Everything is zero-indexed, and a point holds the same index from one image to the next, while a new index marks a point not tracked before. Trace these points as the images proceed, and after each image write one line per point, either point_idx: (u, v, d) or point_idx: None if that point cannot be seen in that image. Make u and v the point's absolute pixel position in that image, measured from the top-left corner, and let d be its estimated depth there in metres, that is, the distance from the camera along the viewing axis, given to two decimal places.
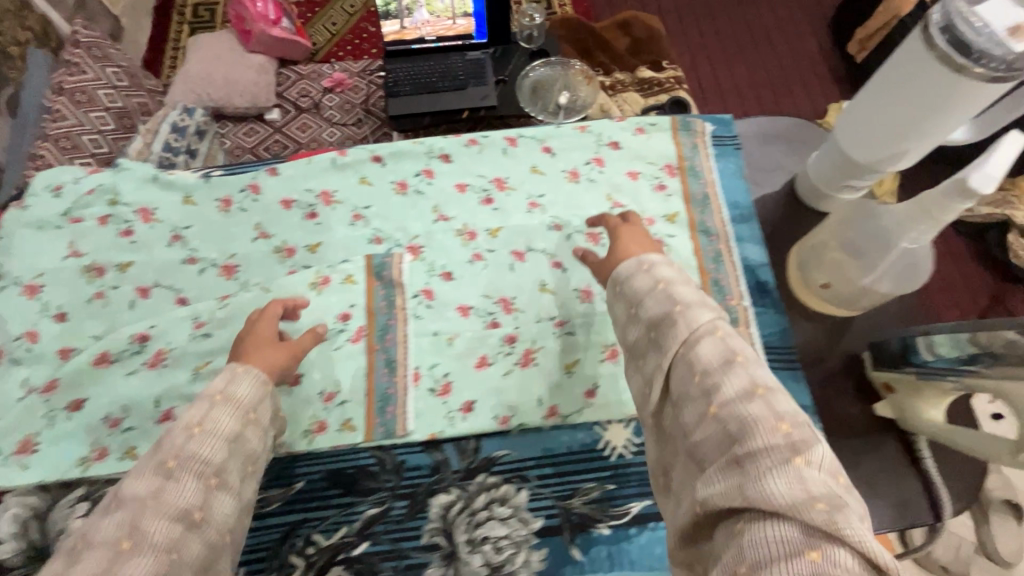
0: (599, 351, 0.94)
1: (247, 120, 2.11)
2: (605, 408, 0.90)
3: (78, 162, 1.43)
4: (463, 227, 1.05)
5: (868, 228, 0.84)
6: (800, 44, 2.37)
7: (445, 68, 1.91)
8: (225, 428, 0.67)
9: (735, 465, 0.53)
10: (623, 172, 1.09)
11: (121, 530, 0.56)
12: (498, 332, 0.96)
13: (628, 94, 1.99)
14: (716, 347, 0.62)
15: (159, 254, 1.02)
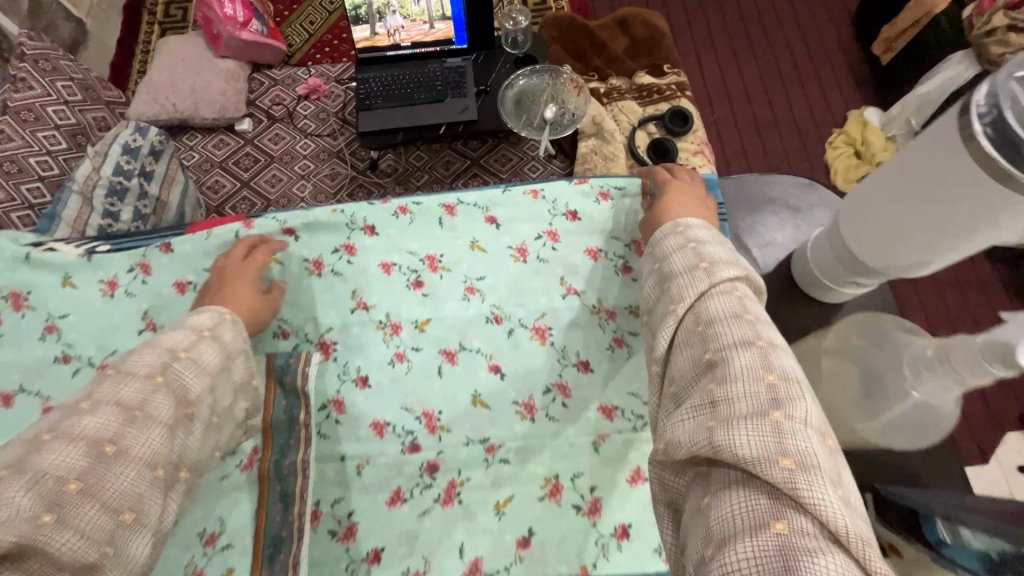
0: (537, 486, 0.77)
1: (217, 131, 1.91)
2: (539, 564, 0.74)
3: (26, 188, 1.21)
4: (386, 318, 0.88)
5: (884, 359, 0.65)
6: (819, 42, 2.11)
7: (421, 78, 1.71)
8: (205, 364, 0.66)
9: (709, 404, 0.47)
10: (581, 250, 0.90)
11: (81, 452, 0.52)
12: (418, 458, 0.80)
13: (625, 102, 1.76)
14: (730, 302, 0.55)
15: (29, 349, 0.87)
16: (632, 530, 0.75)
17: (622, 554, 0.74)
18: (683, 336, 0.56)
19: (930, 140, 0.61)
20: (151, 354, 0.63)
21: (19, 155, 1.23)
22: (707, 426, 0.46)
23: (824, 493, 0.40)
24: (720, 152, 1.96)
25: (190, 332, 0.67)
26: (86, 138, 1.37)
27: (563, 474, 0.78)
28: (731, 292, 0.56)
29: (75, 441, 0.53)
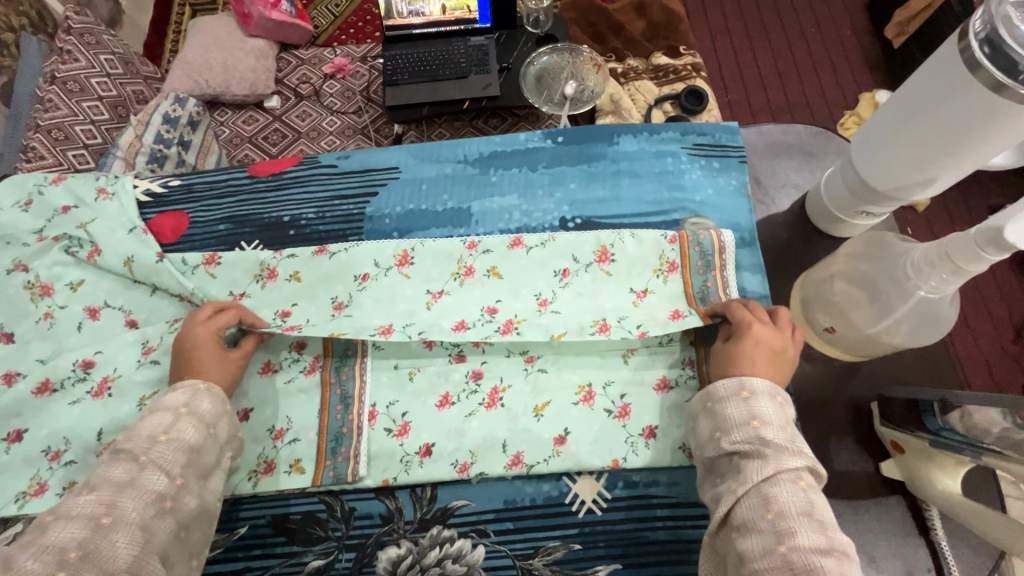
0: (573, 392, 0.85)
1: (247, 108, 2.02)
2: (576, 457, 0.81)
3: (72, 155, 1.36)
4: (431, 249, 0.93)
5: (885, 270, 0.73)
6: (832, 27, 2.17)
7: (446, 55, 1.80)
8: (188, 440, 0.70)
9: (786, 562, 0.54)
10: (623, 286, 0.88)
11: (83, 523, 0.61)
12: (464, 367, 0.88)
13: (642, 81, 1.83)
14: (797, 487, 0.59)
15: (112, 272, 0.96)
16: (658, 430, 0.83)
17: (650, 450, 0.81)
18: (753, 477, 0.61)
19: (937, 59, 0.69)
20: (141, 434, 0.70)
21: (67, 123, 1.37)
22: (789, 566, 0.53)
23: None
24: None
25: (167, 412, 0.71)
26: (125, 109, 1.54)
27: (595, 382, 0.86)
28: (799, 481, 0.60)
29: (76, 522, 0.61)
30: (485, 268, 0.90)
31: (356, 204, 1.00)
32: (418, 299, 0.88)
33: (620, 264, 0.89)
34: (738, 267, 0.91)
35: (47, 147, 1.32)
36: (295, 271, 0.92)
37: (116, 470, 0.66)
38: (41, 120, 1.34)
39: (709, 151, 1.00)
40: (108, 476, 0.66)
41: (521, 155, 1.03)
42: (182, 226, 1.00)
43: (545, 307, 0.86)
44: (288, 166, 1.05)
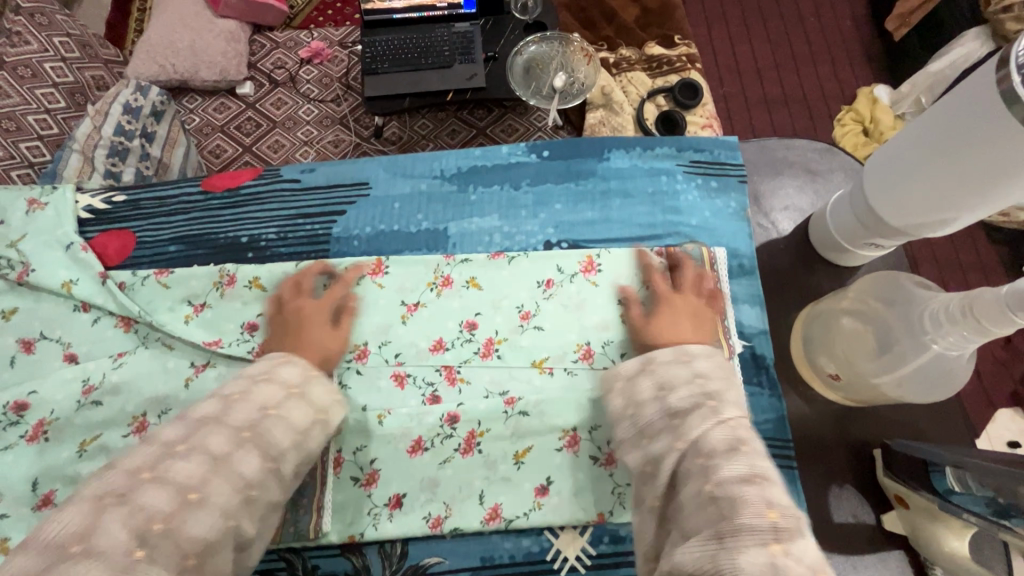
0: (556, 438, 0.79)
1: (217, 94, 1.89)
2: (559, 511, 0.75)
3: (26, 146, 1.22)
4: (405, 279, 0.87)
5: (899, 316, 0.68)
6: (831, 16, 2.09)
7: (429, 43, 1.69)
8: (294, 420, 0.64)
9: (714, 538, 0.46)
10: (607, 293, 0.86)
11: (174, 492, 0.52)
12: (438, 409, 0.81)
13: (634, 73, 1.72)
14: (726, 433, 0.55)
15: (47, 299, 0.86)
16: None
17: None
18: (682, 467, 0.54)
19: (965, 87, 0.62)
20: (247, 407, 0.62)
21: (18, 112, 1.24)
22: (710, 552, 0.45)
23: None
24: (728, 125, 1.94)
25: (278, 388, 0.66)
26: (83, 96, 1.39)
27: (580, 427, 0.79)
28: (726, 423, 0.56)
29: (166, 488, 0.52)
30: (463, 279, 0.87)
31: (321, 224, 0.91)
32: (392, 312, 0.86)
33: (608, 271, 0.87)
34: (734, 299, 0.86)
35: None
36: (257, 277, 0.86)
37: (172, 429, 0.59)
38: None
39: (707, 168, 0.92)
40: (207, 444, 0.57)
41: (502, 171, 0.93)
42: (128, 247, 0.90)
43: (527, 321, 0.84)
44: (245, 180, 0.94)
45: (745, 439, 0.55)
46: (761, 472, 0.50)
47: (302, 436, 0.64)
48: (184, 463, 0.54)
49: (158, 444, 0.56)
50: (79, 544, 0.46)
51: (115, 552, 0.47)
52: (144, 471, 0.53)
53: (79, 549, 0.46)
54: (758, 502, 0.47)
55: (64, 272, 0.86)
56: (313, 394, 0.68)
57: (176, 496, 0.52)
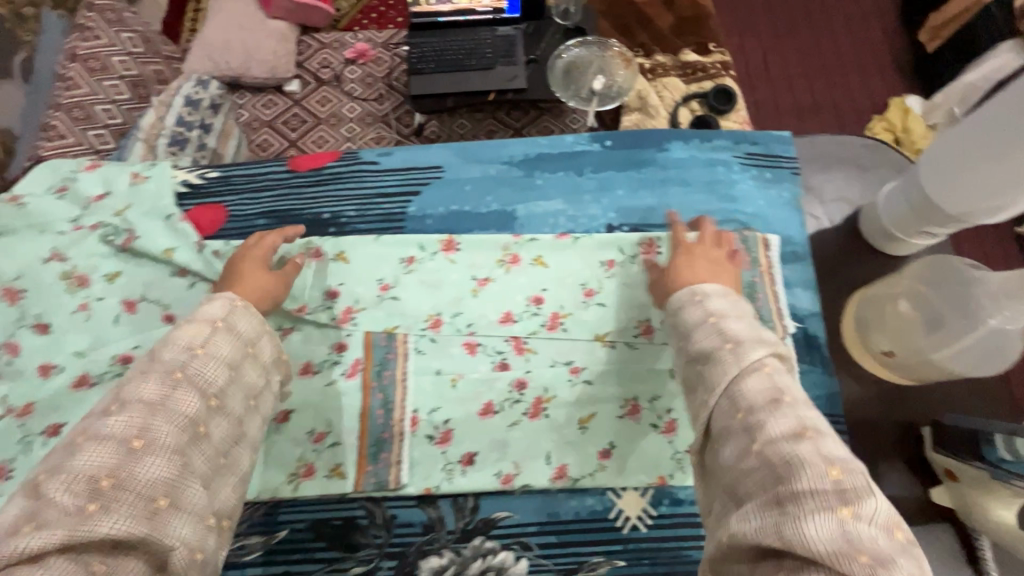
0: (618, 406, 0.84)
1: (267, 91, 2.00)
2: (621, 472, 0.80)
3: (92, 132, 1.33)
4: (476, 256, 0.93)
5: (952, 296, 0.73)
6: (862, 27, 2.13)
7: (472, 45, 1.76)
8: (225, 355, 0.65)
9: (775, 503, 0.45)
10: None
11: (114, 446, 0.52)
12: (508, 376, 0.86)
13: (670, 78, 1.82)
14: (764, 381, 0.54)
15: (147, 264, 0.94)
16: None
17: None
18: (721, 425, 0.55)
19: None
20: (172, 349, 0.62)
21: (87, 102, 1.34)
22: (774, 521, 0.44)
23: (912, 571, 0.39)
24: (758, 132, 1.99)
25: (203, 324, 0.65)
26: (145, 89, 1.49)
27: (641, 397, 0.85)
28: (762, 370, 0.55)
29: (104, 444, 0.52)
30: (531, 257, 0.93)
31: (397, 204, 0.98)
32: (464, 286, 0.92)
33: (667, 254, 0.92)
34: (787, 284, 0.90)
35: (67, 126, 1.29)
36: (342, 250, 0.94)
37: (102, 396, 0.59)
38: (62, 98, 1.32)
39: (761, 160, 0.97)
40: (138, 395, 0.57)
41: (566, 159, 0.99)
42: (220, 220, 0.97)
43: (591, 298, 0.90)
44: (328, 161, 1.01)
45: (782, 386, 0.54)
46: (810, 424, 0.50)
47: (234, 371, 0.65)
48: (116, 420, 0.54)
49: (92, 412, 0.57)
50: (28, 524, 0.47)
51: (65, 514, 0.48)
52: (77, 436, 0.54)
53: (29, 530, 0.46)
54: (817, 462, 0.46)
55: (163, 241, 0.93)
56: (239, 327, 0.68)
57: (120, 448, 0.52)
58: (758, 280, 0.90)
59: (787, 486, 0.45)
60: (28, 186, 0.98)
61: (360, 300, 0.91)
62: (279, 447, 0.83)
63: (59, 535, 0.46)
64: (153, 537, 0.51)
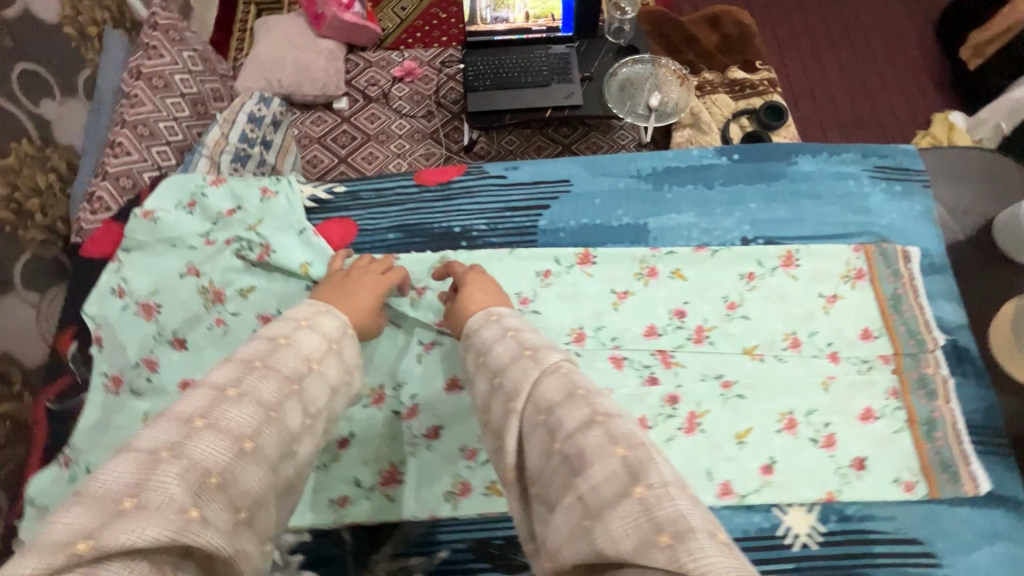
0: (774, 420, 0.83)
1: (316, 109, 1.99)
2: (788, 488, 0.79)
3: (157, 153, 1.23)
4: (614, 269, 0.93)
5: None
6: (901, 48, 2.16)
7: (528, 63, 1.75)
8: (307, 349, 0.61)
9: (577, 498, 0.48)
10: (808, 287, 0.91)
11: (225, 440, 0.48)
12: (658, 390, 0.85)
13: (718, 95, 1.83)
14: (560, 381, 0.57)
15: (280, 279, 0.93)
16: (869, 462, 0.80)
17: (864, 483, 0.79)
18: (526, 426, 0.56)
19: None
20: (293, 355, 0.59)
21: (152, 119, 1.23)
22: (584, 526, 0.46)
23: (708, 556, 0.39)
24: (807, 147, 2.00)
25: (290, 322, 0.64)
26: (203, 107, 1.40)
27: (797, 410, 0.83)
28: (557, 370, 0.58)
29: (220, 433, 0.48)
30: (669, 270, 0.93)
31: (528, 217, 0.98)
32: (604, 299, 0.91)
33: (806, 267, 0.92)
34: (928, 296, 0.91)
35: (133, 146, 1.18)
36: (476, 264, 0.93)
37: (221, 373, 0.53)
38: (127, 115, 1.20)
39: (891, 174, 0.98)
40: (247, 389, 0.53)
41: (694, 172, 1.00)
42: (351, 234, 0.97)
43: (734, 311, 0.90)
44: (454, 175, 1.01)
45: (578, 382, 0.57)
46: (602, 410, 0.52)
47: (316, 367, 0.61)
48: (236, 411, 0.50)
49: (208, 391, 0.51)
50: (132, 500, 0.41)
51: (169, 507, 0.42)
52: (195, 419, 0.48)
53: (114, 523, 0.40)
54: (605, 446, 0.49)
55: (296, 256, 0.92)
56: (324, 327, 0.65)
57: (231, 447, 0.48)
58: (899, 292, 0.90)
59: (584, 476, 0.48)
60: (157, 202, 0.96)
61: None
62: (432, 464, 0.81)
63: (159, 527, 0.40)
64: (237, 555, 0.45)
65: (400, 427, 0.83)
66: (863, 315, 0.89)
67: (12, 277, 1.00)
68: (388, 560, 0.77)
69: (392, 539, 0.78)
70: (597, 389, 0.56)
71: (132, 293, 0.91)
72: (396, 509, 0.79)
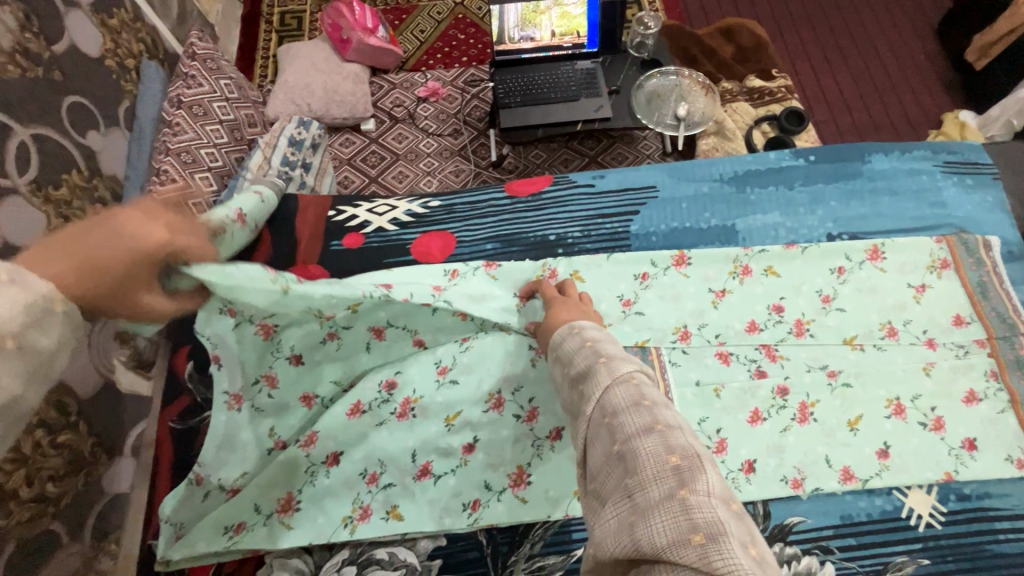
0: (883, 406, 0.86)
1: (343, 130, 1.95)
2: (905, 471, 0.82)
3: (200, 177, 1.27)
4: (709, 270, 0.96)
5: None
6: (906, 51, 2.20)
7: (556, 79, 1.73)
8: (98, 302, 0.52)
9: (626, 497, 0.48)
10: (899, 278, 0.95)
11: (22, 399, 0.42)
12: (768, 383, 0.88)
13: (738, 103, 1.88)
14: (628, 391, 0.55)
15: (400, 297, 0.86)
16: (979, 443, 0.83)
17: (978, 463, 0.82)
18: (590, 430, 0.56)
19: None
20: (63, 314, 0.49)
21: (193, 146, 1.29)
22: (629, 521, 0.46)
23: (739, 559, 0.40)
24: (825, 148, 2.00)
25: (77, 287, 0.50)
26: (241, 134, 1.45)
27: (903, 396, 0.86)
28: (629, 381, 0.57)
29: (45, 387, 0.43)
30: (762, 267, 0.96)
31: (621, 223, 1.02)
32: (703, 298, 0.94)
33: (892, 259, 0.96)
34: (1012, 282, 0.95)
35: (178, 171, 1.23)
36: (576, 270, 0.96)
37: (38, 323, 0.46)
38: (170, 143, 1.26)
39: (962, 168, 1.04)
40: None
41: (774, 174, 1.05)
42: (451, 246, 1.01)
43: (830, 304, 0.93)
44: (545, 186, 1.07)
45: (646, 394, 0.56)
46: (662, 420, 0.52)
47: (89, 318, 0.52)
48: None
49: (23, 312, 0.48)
50: None
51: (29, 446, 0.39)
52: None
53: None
54: (659, 450, 0.49)
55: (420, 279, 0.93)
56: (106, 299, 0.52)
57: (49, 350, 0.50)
58: (984, 278, 0.94)
59: (635, 475, 0.48)
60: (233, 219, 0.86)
61: (608, 319, 0.92)
62: (559, 466, 0.83)
63: None
64: None
65: (523, 431, 0.85)
66: (954, 302, 0.93)
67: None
68: (526, 561, 0.79)
69: (528, 539, 0.80)
70: (664, 402, 0.55)
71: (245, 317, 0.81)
72: (530, 510, 0.81)
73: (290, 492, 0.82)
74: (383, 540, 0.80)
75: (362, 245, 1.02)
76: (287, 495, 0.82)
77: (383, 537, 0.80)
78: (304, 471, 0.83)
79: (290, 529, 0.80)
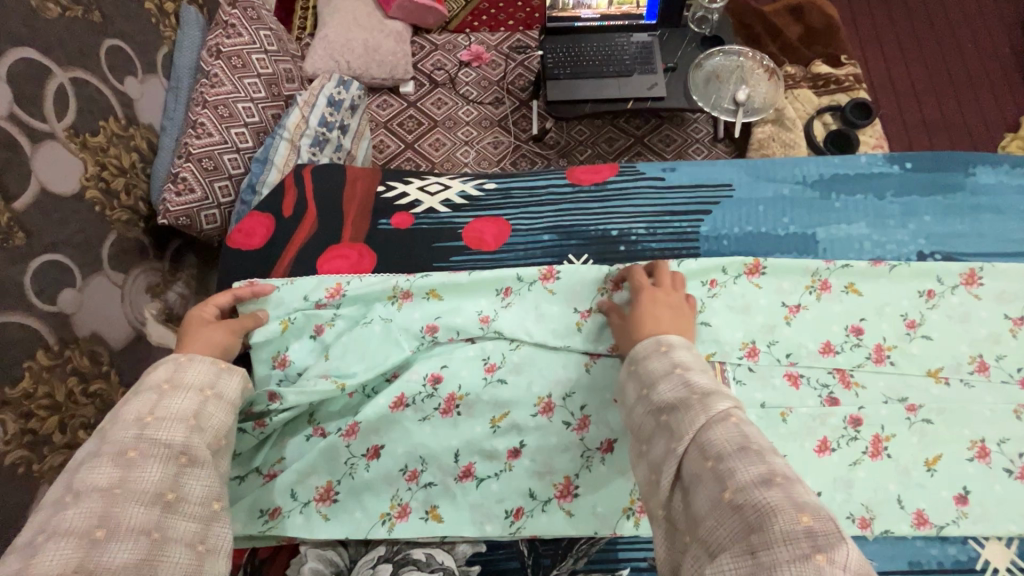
0: (966, 447, 0.79)
1: (381, 92, 1.85)
2: (986, 520, 0.76)
3: (236, 134, 1.21)
4: (784, 284, 0.88)
5: None
6: (990, 42, 2.01)
7: (608, 52, 1.60)
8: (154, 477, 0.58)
9: (748, 553, 0.43)
10: (994, 309, 0.86)
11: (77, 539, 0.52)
12: (841, 411, 0.81)
13: (801, 90, 1.74)
14: (731, 431, 0.51)
15: (454, 319, 0.85)
16: None
17: None
18: (690, 472, 0.51)
19: None
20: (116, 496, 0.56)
21: (231, 100, 1.23)
22: None
23: None
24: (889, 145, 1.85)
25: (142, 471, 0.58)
26: (280, 88, 1.37)
27: (990, 438, 0.79)
28: (728, 419, 0.52)
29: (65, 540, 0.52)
30: (843, 284, 0.88)
31: (690, 223, 0.95)
32: (776, 313, 0.87)
33: (990, 288, 0.87)
34: None
35: (214, 125, 1.18)
36: None
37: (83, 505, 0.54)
38: (207, 95, 1.20)
39: None
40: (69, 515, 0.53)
41: (864, 181, 0.96)
42: (505, 235, 0.96)
43: (916, 330, 0.85)
44: (610, 176, 1.01)
45: (750, 436, 0.51)
46: (781, 470, 0.47)
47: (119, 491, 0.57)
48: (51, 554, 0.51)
49: (104, 456, 0.58)
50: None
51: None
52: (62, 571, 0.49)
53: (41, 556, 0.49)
54: (785, 507, 0.44)
55: (464, 320, 0.85)
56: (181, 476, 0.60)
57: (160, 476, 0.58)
58: None
59: (761, 534, 0.43)
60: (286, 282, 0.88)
61: None
62: (607, 482, 0.79)
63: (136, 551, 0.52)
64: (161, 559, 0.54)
65: (572, 440, 0.80)
66: None
67: (100, 256, 0.98)
68: None
69: (571, 554, 0.77)
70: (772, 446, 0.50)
71: (296, 336, 0.85)
72: (575, 525, 0.77)
73: (329, 482, 0.79)
74: (421, 542, 0.77)
75: (411, 226, 0.98)
76: (325, 485, 0.79)
77: (421, 539, 0.77)
78: (343, 463, 0.79)
79: (326, 520, 0.77)
